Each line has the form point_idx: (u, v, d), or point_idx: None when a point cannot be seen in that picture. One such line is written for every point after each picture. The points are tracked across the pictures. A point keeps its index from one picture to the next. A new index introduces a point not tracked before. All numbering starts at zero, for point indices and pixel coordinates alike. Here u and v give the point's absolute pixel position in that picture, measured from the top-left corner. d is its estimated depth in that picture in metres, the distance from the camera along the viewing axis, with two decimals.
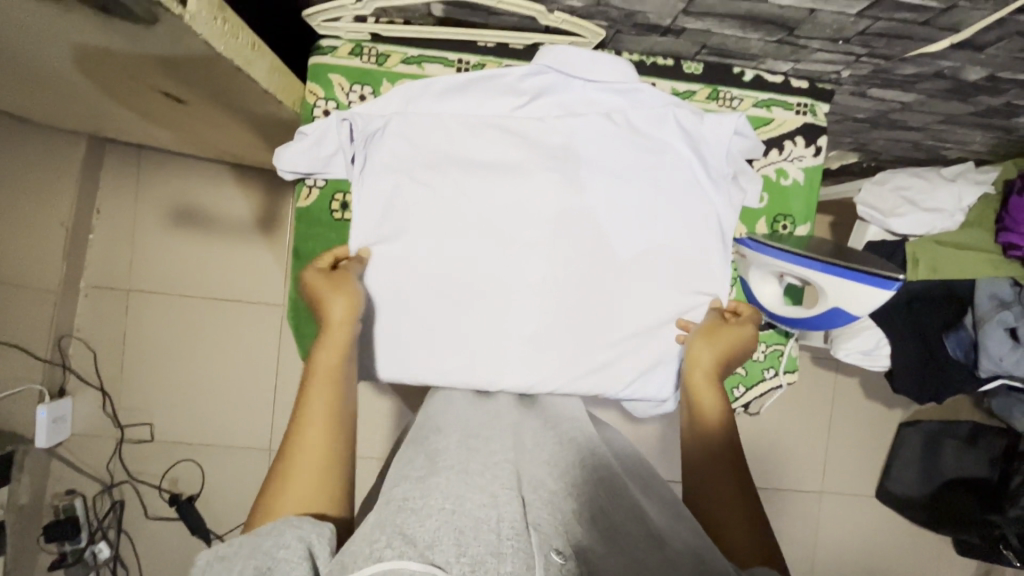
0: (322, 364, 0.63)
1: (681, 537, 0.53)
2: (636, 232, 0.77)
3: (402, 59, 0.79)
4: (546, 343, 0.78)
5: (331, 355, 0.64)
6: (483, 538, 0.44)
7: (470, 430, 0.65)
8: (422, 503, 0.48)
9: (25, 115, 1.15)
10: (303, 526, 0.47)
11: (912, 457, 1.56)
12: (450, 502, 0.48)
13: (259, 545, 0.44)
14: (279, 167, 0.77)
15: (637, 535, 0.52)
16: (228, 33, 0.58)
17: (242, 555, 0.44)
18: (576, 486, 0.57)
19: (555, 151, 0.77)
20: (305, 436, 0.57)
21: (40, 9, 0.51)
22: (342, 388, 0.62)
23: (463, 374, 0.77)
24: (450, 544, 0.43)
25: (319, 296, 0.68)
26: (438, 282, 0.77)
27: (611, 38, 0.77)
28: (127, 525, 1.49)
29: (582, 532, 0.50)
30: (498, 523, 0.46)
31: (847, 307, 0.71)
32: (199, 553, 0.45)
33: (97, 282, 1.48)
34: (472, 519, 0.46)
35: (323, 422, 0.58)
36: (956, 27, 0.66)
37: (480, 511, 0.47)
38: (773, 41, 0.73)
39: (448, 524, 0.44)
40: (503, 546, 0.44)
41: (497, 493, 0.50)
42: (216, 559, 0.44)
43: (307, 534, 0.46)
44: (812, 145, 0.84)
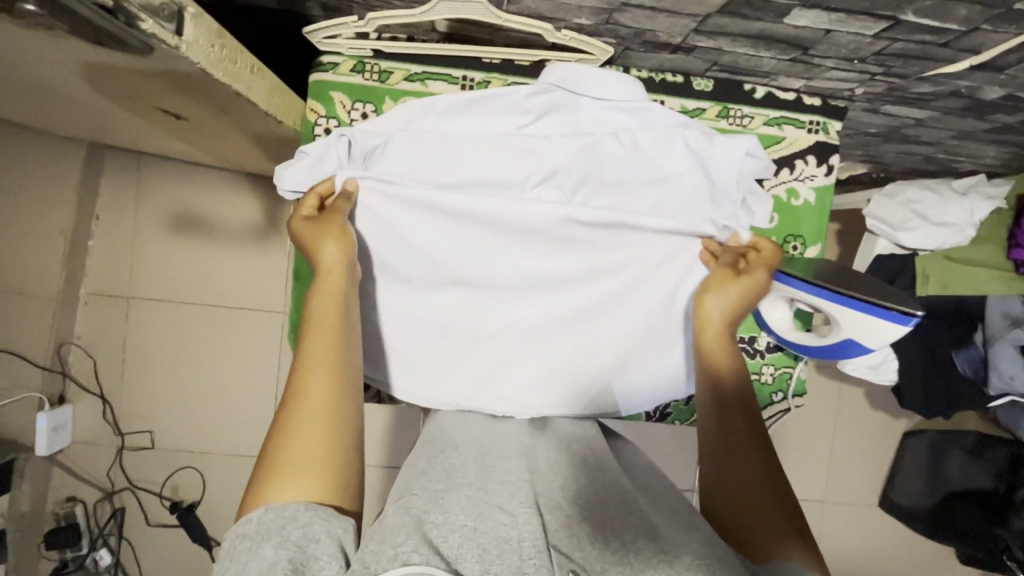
0: (319, 311, 0.58)
1: (690, 549, 0.49)
2: (644, 252, 0.76)
3: (405, 76, 0.77)
4: (553, 366, 0.77)
5: (331, 298, 0.60)
6: (507, 559, 0.44)
7: (484, 447, 0.65)
8: (444, 518, 0.47)
9: (24, 122, 1.14)
10: (329, 519, 0.46)
11: (917, 467, 1.55)
12: (472, 519, 0.47)
13: (286, 535, 0.44)
14: (280, 187, 0.73)
15: (646, 550, 0.49)
16: (226, 59, 0.57)
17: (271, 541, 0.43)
18: (588, 505, 0.55)
19: (557, 171, 0.74)
20: (310, 382, 0.53)
21: (34, 37, 0.49)
22: (343, 338, 0.57)
23: (474, 401, 0.78)
24: (474, 560, 0.44)
25: (310, 246, 0.64)
26: (447, 307, 0.77)
27: (619, 55, 0.75)
28: (128, 533, 1.49)
29: (597, 556, 0.49)
30: (520, 544, 0.46)
31: (860, 337, 0.69)
32: (226, 532, 0.45)
33: (97, 289, 1.47)
34: (493, 536, 0.46)
35: (324, 375, 0.54)
36: (976, 49, 0.64)
37: (501, 531, 0.47)
38: (786, 59, 0.71)
39: (472, 542, 0.45)
40: (525, 566, 0.44)
41: (517, 513, 0.50)
42: (241, 539, 0.44)
43: (334, 529, 0.46)
44: (824, 164, 0.82)
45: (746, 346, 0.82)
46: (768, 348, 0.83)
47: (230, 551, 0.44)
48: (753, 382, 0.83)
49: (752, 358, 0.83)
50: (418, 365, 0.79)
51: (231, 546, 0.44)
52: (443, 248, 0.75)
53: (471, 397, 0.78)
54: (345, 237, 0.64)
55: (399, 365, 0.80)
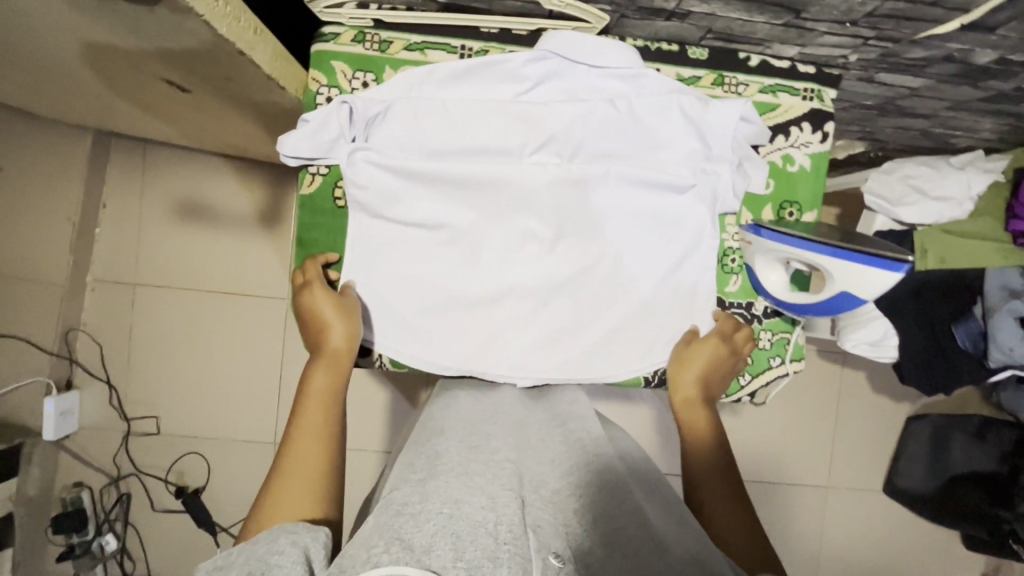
0: (316, 384, 0.65)
1: (684, 544, 0.51)
2: (638, 220, 0.78)
3: (405, 46, 0.77)
4: (551, 332, 0.79)
5: (324, 375, 0.66)
6: (479, 543, 0.45)
7: (473, 429, 0.66)
8: (420, 507, 0.48)
9: (32, 109, 1.16)
10: (296, 532, 0.48)
11: (920, 451, 1.54)
12: (447, 507, 0.48)
13: (253, 552, 0.45)
14: (281, 153, 0.74)
15: (639, 541, 0.50)
16: (230, 16, 0.57)
17: (240, 563, 0.44)
18: (582, 487, 0.57)
19: (554, 138, 0.76)
20: (300, 449, 0.58)
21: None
22: (334, 405, 0.64)
23: (476, 370, 0.79)
24: (447, 548, 0.44)
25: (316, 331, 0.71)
26: (447, 271, 0.78)
27: (614, 23, 0.76)
28: (134, 518, 1.50)
29: (584, 535, 0.51)
30: (496, 527, 0.47)
31: (856, 292, 0.70)
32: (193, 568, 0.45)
33: (104, 277, 1.49)
34: (468, 522, 0.47)
35: (316, 439, 0.60)
36: (965, 7, 0.65)
37: (476, 515, 0.47)
38: (778, 24, 0.73)
39: (445, 530, 0.45)
40: (500, 550, 0.45)
41: (496, 495, 0.51)
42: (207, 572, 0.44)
43: (301, 539, 0.47)
44: (819, 131, 0.83)
45: (744, 311, 0.83)
46: (765, 313, 0.84)
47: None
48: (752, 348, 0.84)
49: (750, 323, 0.83)
50: (418, 334, 0.79)
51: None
52: (444, 215, 0.77)
53: (473, 361, 0.78)
54: (352, 319, 0.72)
55: (396, 328, 0.79)
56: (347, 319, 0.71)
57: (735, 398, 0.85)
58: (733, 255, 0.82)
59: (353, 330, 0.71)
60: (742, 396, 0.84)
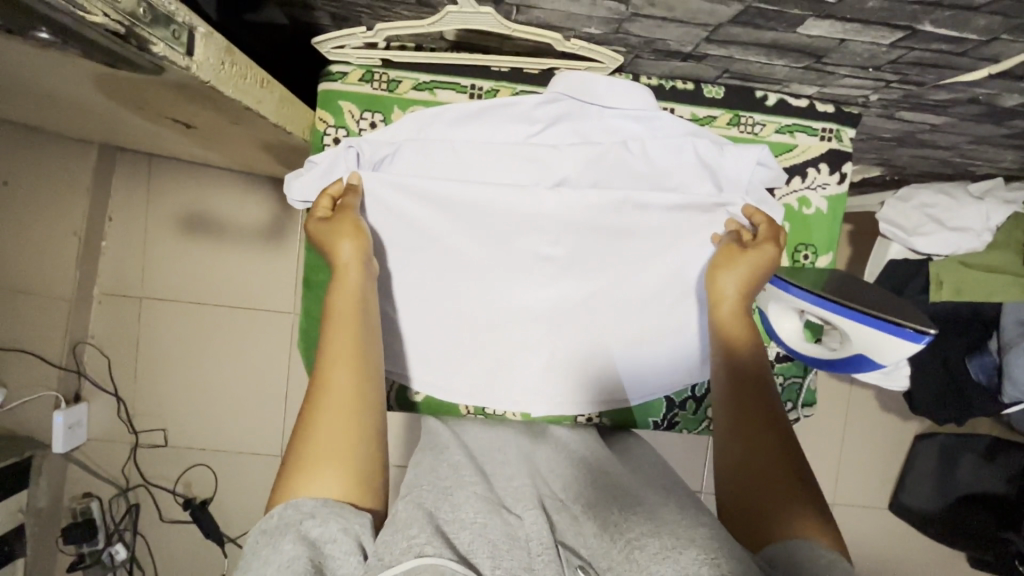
0: (340, 310, 0.58)
1: (694, 545, 0.48)
2: (650, 261, 0.77)
3: (414, 85, 0.76)
4: (563, 364, 0.79)
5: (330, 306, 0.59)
6: (515, 555, 0.49)
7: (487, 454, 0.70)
8: (455, 515, 0.52)
9: (38, 126, 1.15)
10: (345, 515, 0.47)
11: (927, 470, 1.52)
12: (481, 517, 0.52)
13: (302, 531, 0.44)
14: (289, 197, 0.73)
15: (650, 548, 0.49)
16: (236, 75, 0.56)
17: (289, 537, 0.44)
18: (590, 506, 0.60)
19: (563, 180, 0.74)
20: (331, 382, 0.53)
21: (46, 55, 0.49)
22: (364, 334, 0.57)
23: (493, 399, 0.81)
24: (486, 556, 0.47)
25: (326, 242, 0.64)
26: (459, 306, 0.79)
27: (629, 63, 0.74)
28: (142, 528, 1.52)
29: (604, 553, 0.52)
30: (529, 543, 0.51)
31: (872, 355, 0.68)
32: (246, 535, 0.46)
33: (110, 289, 1.49)
34: (505, 534, 0.51)
35: (349, 368, 0.55)
36: (994, 58, 0.63)
37: (512, 528, 0.53)
38: (799, 67, 0.70)
39: (482, 538, 0.49)
40: (535, 562, 0.49)
41: (523, 513, 0.56)
42: (263, 534, 0.45)
43: (350, 525, 0.46)
44: (837, 172, 0.81)
45: None
46: (777, 358, 0.83)
47: (252, 544, 0.45)
48: None
49: None
50: (433, 365, 0.81)
51: (254, 540, 0.45)
52: (456, 257, 0.77)
53: (486, 392, 0.80)
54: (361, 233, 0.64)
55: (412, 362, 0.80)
56: (355, 233, 0.63)
57: None
58: None
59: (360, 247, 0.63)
60: None
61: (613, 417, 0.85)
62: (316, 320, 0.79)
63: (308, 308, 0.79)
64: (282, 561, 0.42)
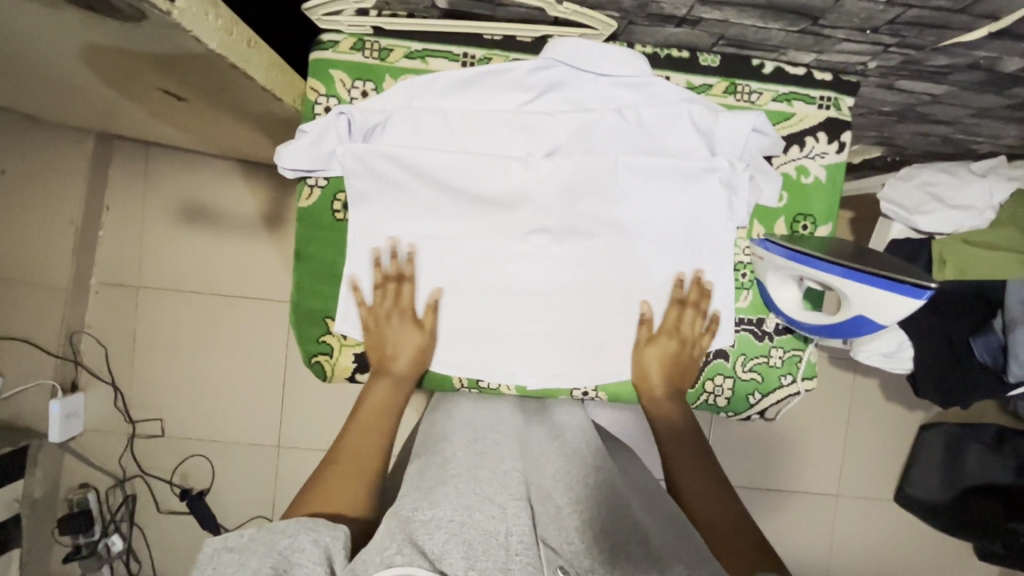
0: (375, 396, 0.72)
1: (681, 560, 0.55)
2: (647, 230, 0.76)
3: (405, 54, 0.75)
4: (559, 334, 0.78)
5: (381, 386, 0.73)
6: (490, 555, 0.50)
7: (477, 433, 0.72)
8: (432, 515, 0.54)
9: (33, 112, 1.15)
10: (317, 529, 0.52)
11: (932, 460, 1.49)
12: (458, 516, 0.53)
13: (272, 543, 0.49)
14: (279, 165, 0.73)
15: (636, 555, 0.55)
16: (222, 29, 0.55)
17: (258, 550, 0.48)
18: (577, 502, 0.63)
19: (557, 148, 0.74)
20: (348, 451, 0.66)
21: (27, 9, 0.49)
22: (384, 421, 0.70)
23: (488, 369, 0.78)
24: (459, 556, 0.49)
25: (381, 342, 0.75)
26: (455, 274, 0.76)
27: (623, 30, 0.73)
28: (139, 519, 1.50)
29: (585, 552, 0.56)
30: (507, 539, 0.52)
31: (872, 315, 0.68)
32: (207, 540, 0.49)
33: (108, 279, 1.48)
34: (481, 532, 0.52)
35: (361, 444, 0.67)
36: (994, 15, 0.62)
37: (487, 525, 0.53)
38: (795, 31, 0.69)
39: (457, 539, 0.51)
40: (509, 563, 0.49)
41: (506, 505, 0.56)
42: (226, 550, 0.48)
43: (322, 538, 0.52)
44: (835, 141, 0.79)
45: (755, 328, 0.80)
46: (776, 330, 0.81)
47: (214, 560, 0.47)
48: (761, 365, 0.81)
49: (760, 341, 0.80)
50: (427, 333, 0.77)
51: (216, 556, 0.48)
52: (448, 225, 0.76)
53: (481, 365, 0.78)
54: (410, 342, 0.75)
55: None
56: (411, 342, 0.74)
57: (745, 416, 0.83)
58: (743, 271, 0.80)
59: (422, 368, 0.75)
60: (752, 415, 0.82)
61: (610, 392, 0.80)
62: (309, 292, 0.78)
63: (299, 280, 0.78)
64: (252, 567, 0.46)
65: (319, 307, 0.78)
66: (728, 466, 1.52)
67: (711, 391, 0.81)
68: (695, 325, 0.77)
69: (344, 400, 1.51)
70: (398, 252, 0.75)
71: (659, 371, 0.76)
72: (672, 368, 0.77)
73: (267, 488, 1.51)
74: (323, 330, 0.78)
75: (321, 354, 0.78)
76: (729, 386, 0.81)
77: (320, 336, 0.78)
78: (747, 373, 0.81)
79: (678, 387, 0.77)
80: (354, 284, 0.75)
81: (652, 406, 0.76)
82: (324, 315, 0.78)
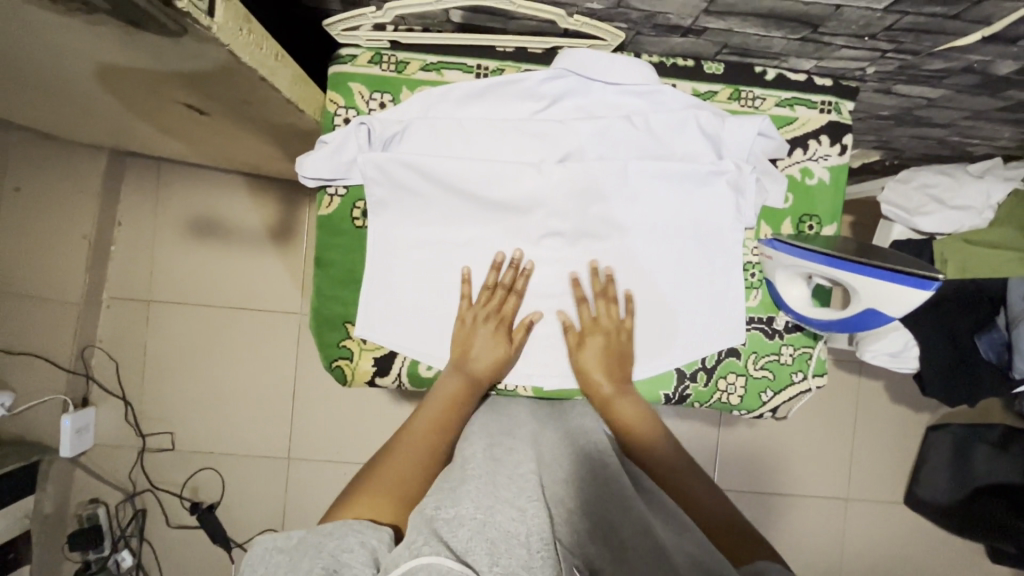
0: (446, 391, 0.73)
1: (689, 552, 0.55)
2: (658, 231, 0.78)
3: (421, 66, 0.77)
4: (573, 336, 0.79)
5: (454, 381, 0.74)
6: (513, 554, 0.50)
7: (495, 436, 0.70)
8: (454, 512, 0.53)
9: (51, 130, 1.17)
10: (363, 531, 0.53)
11: (941, 461, 1.49)
12: (480, 513, 0.53)
13: (323, 545, 0.50)
14: (301, 175, 0.75)
15: (644, 547, 0.54)
16: (253, 43, 0.58)
17: (309, 551, 0.49)
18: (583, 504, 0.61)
19: (568, 154, 0.76)
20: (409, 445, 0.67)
21: (70, 28, 0.51)
22: (451, 418, 0.71)
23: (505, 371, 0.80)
24: (484, 553, 0.49)
25: (465, 341, 0.76)
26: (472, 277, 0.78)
27: (630, 40, 0.76)
28: (148, 535, 1.50)
29: (596, 553, 0.55)
30: (527, 539, 0.52)
31: (881, 307, 0.70)
32: (258, 540, 0.51)
33: (120, 293, 1.49)
34: (501, 531, 0.52)
35: (422, 440, 0.68)
36: (987, 20, 0.65)
37: (509, 525, 0.53)
38: (796, 38, 0.72)
39: (480, 535, 0.51)
40: (532, 561, 0.49)
41: (526, 507, 0.56)
42: (278, 551, 0.50)
43: (368, 540, 0.53)
44: (837, 144, 0.82)
45: (765, 326, 0.82)
46: (785, 328, 0.83)
47: (267, 559, 0.49)
48: (772, 363, 0.82)
49: (770, 339, 0.82)
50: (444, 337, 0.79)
51: (269, 555, 0.50)
52: (464, 231, 0.78)
53: None
54: (501, 349, 0.76)
55: (424, 334, 0.79)
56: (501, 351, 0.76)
57: (757, 414, 0.84)
58: (752, 270, 0.82)
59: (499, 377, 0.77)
60: (764, 412, 0.83)
61: None
62: (328, 297, 0.79)
63: (319, 286, 0.80)
64: (302, 567, 0.47)
65: (338, 312, 0.79)
66: (737, 471, 1.52)
67: (724, 389, 0.82)
68: (612, 313, 0.77)
69: (352, 410, 1.52)
70: (516, 263, 0.77)
71: (600, 369, 0.77)
72: (605, 367, 0.77)
73: (276, 501, 1.51)
74: (343, 335, 0.80)
75: (341, 358, 0.80)
76: (742, 384, 0.82)
77: (340, 341, 0.80)
78: (759, 371, 0.83)
79: (619, 382, 0.77)
80: (464, 276, 0.77)
81: (608, 408, 0.77)
82: (343, 320, 0.79)
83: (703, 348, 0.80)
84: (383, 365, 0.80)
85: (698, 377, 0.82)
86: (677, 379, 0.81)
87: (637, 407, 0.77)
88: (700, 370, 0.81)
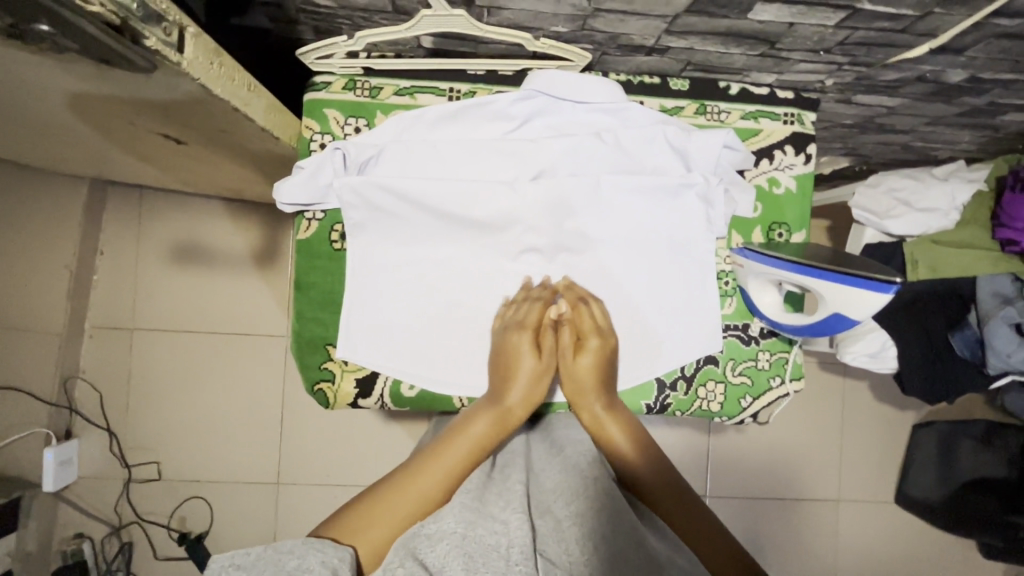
0: (476, 430, 0.70)
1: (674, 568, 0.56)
2: (631, 244, 0.80)
3: (395, 91, 0.79)
4: None
5: (487, 419, 0.71)
6: (489, 564, 0.50)
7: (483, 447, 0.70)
8: (436, 528, 0.54)
9: (29, 162, 1.17)
10: (325, 550, 0.54)
11: (927, 458, 1.51)
12: (462, 527, 0.54)
13: (284, 565, 0.50)
14: (278, 201, 0.76)
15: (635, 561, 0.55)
16: (223, 76, 0.60)
17: (269, 569, 0.50)
18: (577, 514, 0.60)
19: (541, 172, 0.78)
20: (420, 479, 0.64)
21: (41, 67, 0.53)
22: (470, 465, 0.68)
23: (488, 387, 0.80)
24: (460, 566, 0.50)
25: (501, 353, 0.76)
26: (450, 295, 0.80)
27: (598, 60, 0.78)
28: (136, 568, 1.47)
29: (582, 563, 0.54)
30: (508, 550, 0.52)
31: (849, 312, 0.72)
32: (216, 556, 0.50)
33: (102, 322, 1.48)
34: (482, 544, 0.52)
35: (437, 479, 0.65)
36: (933, 33, 0.67)
37: (490, 538, 0.53)
38: (755, 54, 0.75)
39: (458, 550, 0.52)
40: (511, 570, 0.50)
41: (508, 519, 0.55)
42: (235, 568, 0.50)
43: (329, 559, 0.53)
44: (802, 153, 0.85)
45: (741, 333, 0.84)
46: (762, 334, 0.84)
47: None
48: (750, 369, 0.84)
49: (747, 345, 0.84)
50: (425, 354, 0.79)
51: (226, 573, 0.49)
52: (441, 251, 0.79)
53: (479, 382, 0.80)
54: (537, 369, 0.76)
55: (406, 353, 0.79)
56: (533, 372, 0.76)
57: (738, 420, 0.85)
58: (726, 278, 0.84)
59: (536, 395, 0.76)
60: (744, 418, 0.84)
61: None
62: (310, 320, 0.80)
63: (299, 309, 0.80)
64: None
65: (319, 334, 0.80)
66: (729, 477, 1.53)
67: (704, 398, 0.83)
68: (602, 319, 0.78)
69: (342, 432, 1.51)
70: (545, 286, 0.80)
71: (593, 381, 0.77)
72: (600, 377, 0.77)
73: (266, 527, 1.48)
74: (324, 357, 0.80)
75: (322, 381, 0.80)
76: (721, 390, 0.83)
77: (322, 363, 0.80)
78: (738, 377, 0.84)
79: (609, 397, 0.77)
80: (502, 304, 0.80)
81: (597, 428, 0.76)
82: (324, 342, 0.80)
83: (684, 357, 0.81)
84: (366, 386, 0.80)
85: (677, 386, 0.83)
86: (659, 388, 0.82)
87: (629, 430, 0.76)
88: (681, 378, 0.83)
